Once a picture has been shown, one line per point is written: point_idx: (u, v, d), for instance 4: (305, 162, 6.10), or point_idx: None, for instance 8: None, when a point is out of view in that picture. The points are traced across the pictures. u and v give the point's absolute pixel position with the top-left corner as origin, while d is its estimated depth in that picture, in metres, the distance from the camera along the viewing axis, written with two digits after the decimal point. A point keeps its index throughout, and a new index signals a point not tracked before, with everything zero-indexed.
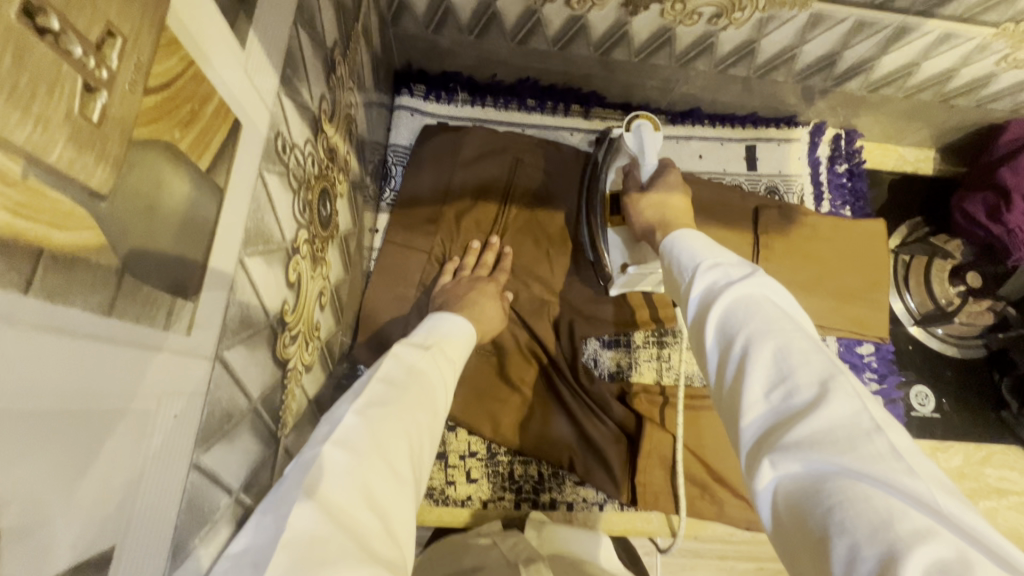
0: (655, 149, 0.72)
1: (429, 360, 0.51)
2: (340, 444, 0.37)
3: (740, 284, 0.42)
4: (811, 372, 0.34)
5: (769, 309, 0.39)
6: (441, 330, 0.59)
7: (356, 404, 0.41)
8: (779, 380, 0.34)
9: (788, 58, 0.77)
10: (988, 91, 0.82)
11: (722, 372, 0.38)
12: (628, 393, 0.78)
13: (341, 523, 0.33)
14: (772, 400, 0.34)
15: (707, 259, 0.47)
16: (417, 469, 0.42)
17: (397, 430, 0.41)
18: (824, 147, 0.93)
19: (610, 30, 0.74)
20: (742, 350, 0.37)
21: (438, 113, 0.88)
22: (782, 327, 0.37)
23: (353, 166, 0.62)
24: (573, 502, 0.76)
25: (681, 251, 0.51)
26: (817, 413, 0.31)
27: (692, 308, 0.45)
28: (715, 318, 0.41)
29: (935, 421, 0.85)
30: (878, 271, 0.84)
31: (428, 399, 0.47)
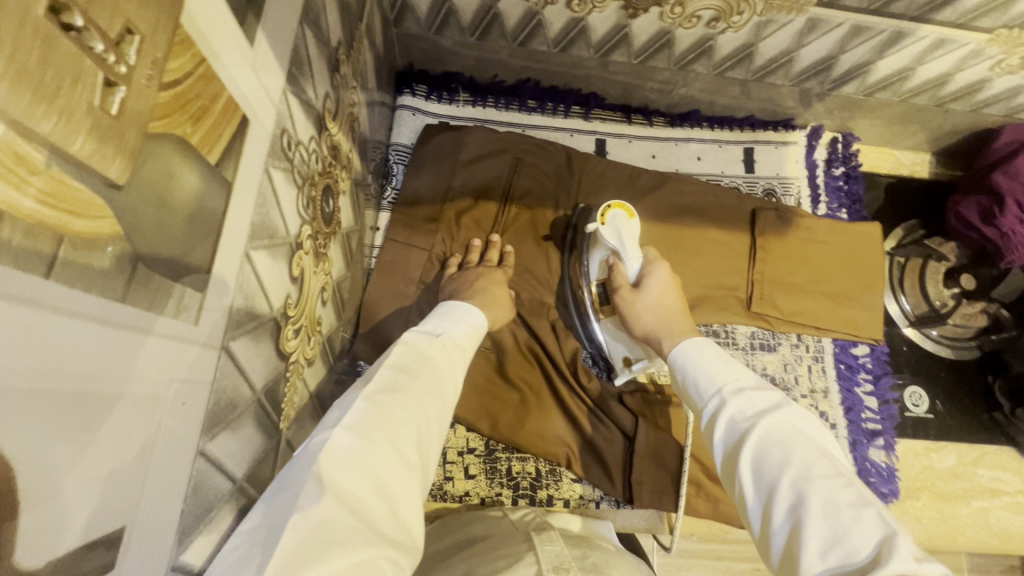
0: (633, 244, 0.69)
1: (440, 348, 0.51)
2: (348, 429, 0.38)
3: (767, 416, 0.44)
4: (861, 529, 0.35)
5: (803, 450, 0.41)
6: (452, 318, 0.59)
7: (366, 391, 0.42)
8: (832, 536, 0.35)
9: (785, 61, 0.78)
10: (982, 96, 0.83)
11: (769, 523, 0.39)
12: (627, 393, 0.78)
13: (348, 507, 0.35)
14: (829, 560, 0.34)
15: (729, 385, 0.49)
16: (427, 454, 0.43)
17: (406, 417, 0.41)
18: (821, 150, 0.94)
19: (610, 33, 0.75)
20: (789, 500, 0.39)
21: (440, 112, 0.88)
22: (823, 474, 0.39)
23: (355, 164, 0.63)
24: (570, 498, 0.76)
25: (696, 371, 0.53)
26: (873, 571, 0.32)
27: (722, 443, 0.46)
28: (749, 460, 0.43)
29: (929, 422, 0.86)
30: (873, 274, 0.85)
31: (438, 386, 0.47)
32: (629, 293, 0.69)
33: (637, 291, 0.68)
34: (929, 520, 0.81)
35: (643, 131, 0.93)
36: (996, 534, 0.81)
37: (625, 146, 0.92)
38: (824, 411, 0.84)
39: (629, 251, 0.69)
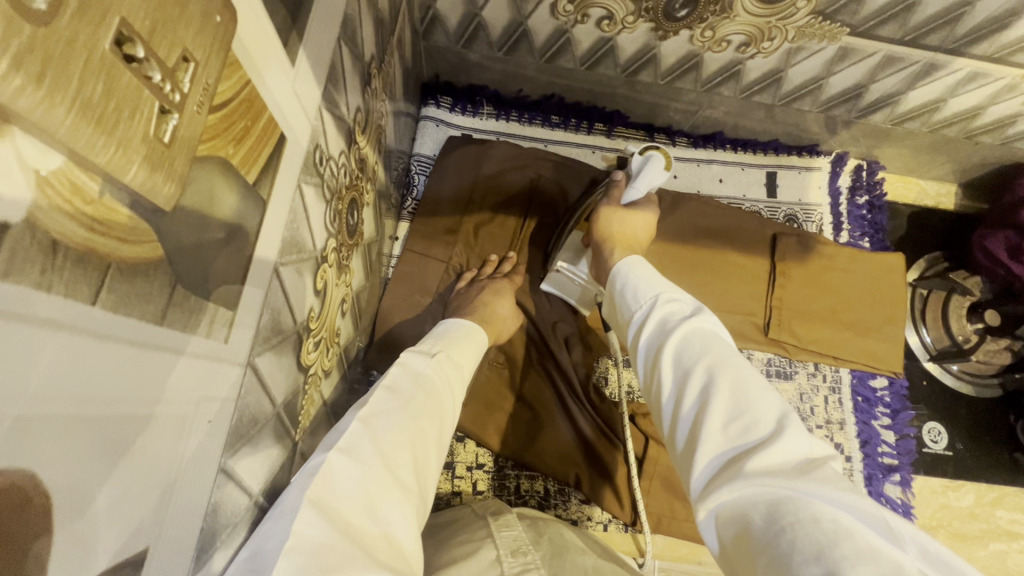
0: (645, 184, 0.68)
1: (437, 369, 0.52)
2: (344, 450, 0.38)
3: (692, 319, 0.46)
4: (764, 408, 0.38)
5: (721, 347, 0.43)
6: (456, 339, 0.59)
7: (361, 412, 0.42)
8: (734, 415, 0.38)
9: (814, 88, 0.77)
10: (1014, 130, 0.81)
11: (677, 412, 0.41)
12: (638, 414, 0.77)
13: (350, 536, 0.33)
14: (729, 435, 0.37)
15: (660, 291, 0.51)
16: (423, 478, 0.43)
17: (401, 438, 0.42)
18: (845, 177, 0.93)
19: (638, 53, 0.75)
20: (699, 383, 0.41)
21: (463, 125, 0.88)
22: (733, 362, 0.41)
23: (379, 175, 0.63)
24: (578, 519, 0.75)
25: (632, 281, 0.54)
26: (770, 448, 0.35)
27: (646, 337, 0.48)
28: (669, 354, 0.44)
29: (947, 459, 0.84)
30: (896, 305, 0.85)
31: (437, 412, 0.48)
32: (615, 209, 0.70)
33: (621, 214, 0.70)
34: None
35: (665, 151, 0.92)
36: None
37: None
38: (839, 443, 0.83)
39: (637, 185, 0.69)
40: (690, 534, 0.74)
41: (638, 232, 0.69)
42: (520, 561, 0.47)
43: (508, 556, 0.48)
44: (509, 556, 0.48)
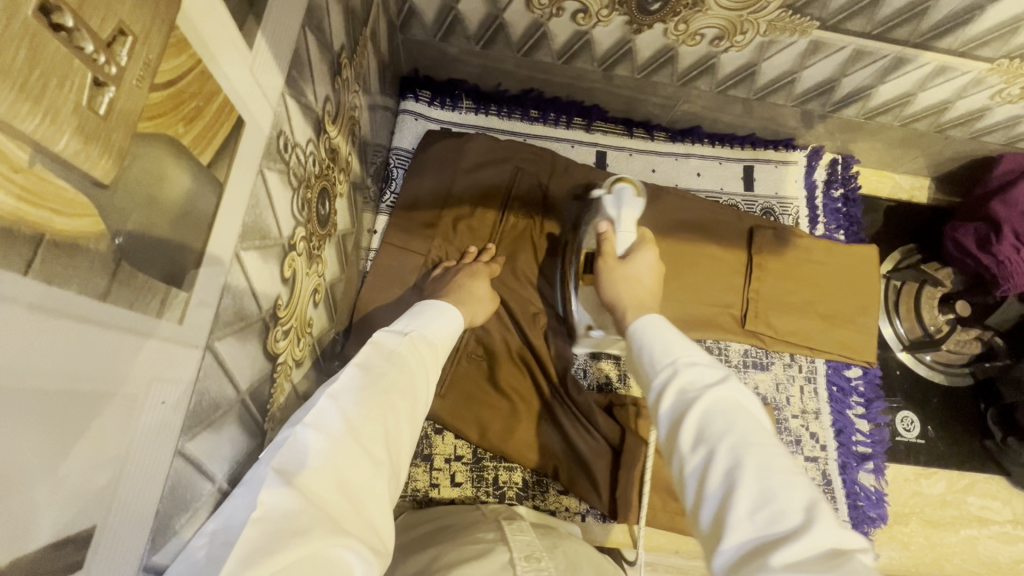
0: (626, 220, 0.71)
1: (411, 347, 0.52)
2: (312, 423, 0.38)
3: (714, 389, 0.45)
4: (795, 496, 0.37)
5: (745, 423, 0.42)
6: (434, 320, 0.59)
7: (330, 388, 0.41)
8: (762, 503, 0.36)
9: (787, 82, 0.78)
10: (982, 124, 0.83)
11: (701, 493, 0.40)
12: (616, 405, 0.78)
13: (316, 506, 0.34)
14: (757, 522, 0.36)
15: (682, 356, 0.50)
16: (397, 448, 0.43)
17: (375, 410, 0.42)
18: (821, 171, 0.95)
19: (614, 47, 0.76)
20: (725, 463, 0.40)
21: (442, 119, 0.88)
22: (757, 443, 0.40)
23: (354, 167, 0.63)
24: (556, 510, 0.76)
25: (650, 345, 0.53)
26: (800, 539, 0.34)
27: (668, 406, 0.46)
28: (691, 428, 0.43)
29: (919, 447, 0.86)
30: (868, 296, 0.86)
31: (411, 386, 0.47)
32: (613, 263, 0.68)
33: (622, 264, 0.68)
34: (918, 548, 0.81)
35: (644, 145, 0.92)
36: (982, 564, 0.82)
37: (625, 159, 0.92)
38: (814, 432, 0.84)
39: (622, 227, 0.71)
40: (667, 524, 0.75)
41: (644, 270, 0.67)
42: (533, 566, 0.48)
43: (522, 560, 0.49)
44: (522, 560, 0.49)
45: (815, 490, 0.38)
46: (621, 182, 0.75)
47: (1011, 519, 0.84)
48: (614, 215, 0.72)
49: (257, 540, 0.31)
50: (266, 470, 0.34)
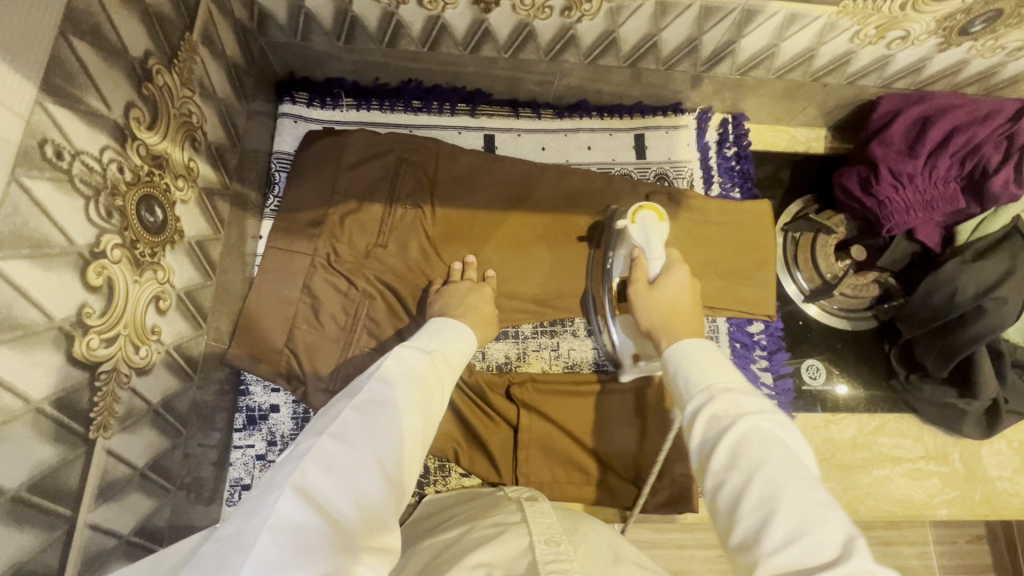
0: (661, 241, 0.74)
1: (432, 364, 0.58)
2: (337, 436, 0.45)
3: (749, 416, 0.49)
4: (830, 531, 0.40)
5: (780, 453, 0.46)
6: (442, 334, 0.64)
7: (354, 402, 0.49)
8: (797, 532, 0.40)
9: (650, 46, 0.79)
10: (853, 68, 0.84)
11: (737, 518, 0.44)
12: (515, 383, 0.78)
13: (323, 516, 0.40)
14: (793, 552, 0.39)
15: (717, 384, 0.54)
16: (410, 464, 0.49)
17: (390, 428, 0.48)
18: (712, 132, 0.95)
19: (471, 28, 0.76)
20: (758, 494, 0.44)
21: (323, 118, 0.88)
22: (792, 474, 0.44)
23: (203, 173, 0.63)
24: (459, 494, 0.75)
25: (685, 370, 0.57)
26: (837, 569, 0.37)
27: (706, 432, 0.50)
28: (724, 454, 0.47)
29: (827, 394, 0.87)
30: (763, 250, 0.87)
31: (427, 404, 0.54)
32: (645, 290, 0.71)
33: (651, 290, 0.70)
34: (831, 493, 0.82)
35: (532, 124, 0.93)
36: (896, 502, 0.83)
37: (514, 140, 0.92)
38: None
39: (654, 253, 0.74)
40: (571, 494, 0.76)
41: (673, 296, 0.69)
42: (553, 550, 0.49)
43: (542, 543, 0.50)
44: (541, 544, 0.50)
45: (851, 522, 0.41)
46: (643, 210, 0.75)
47: (923, 455, 0.85)
48: (646, 243, 0.74)
49: (276, 539, 0.37)
50: (288, 479, 0.41)
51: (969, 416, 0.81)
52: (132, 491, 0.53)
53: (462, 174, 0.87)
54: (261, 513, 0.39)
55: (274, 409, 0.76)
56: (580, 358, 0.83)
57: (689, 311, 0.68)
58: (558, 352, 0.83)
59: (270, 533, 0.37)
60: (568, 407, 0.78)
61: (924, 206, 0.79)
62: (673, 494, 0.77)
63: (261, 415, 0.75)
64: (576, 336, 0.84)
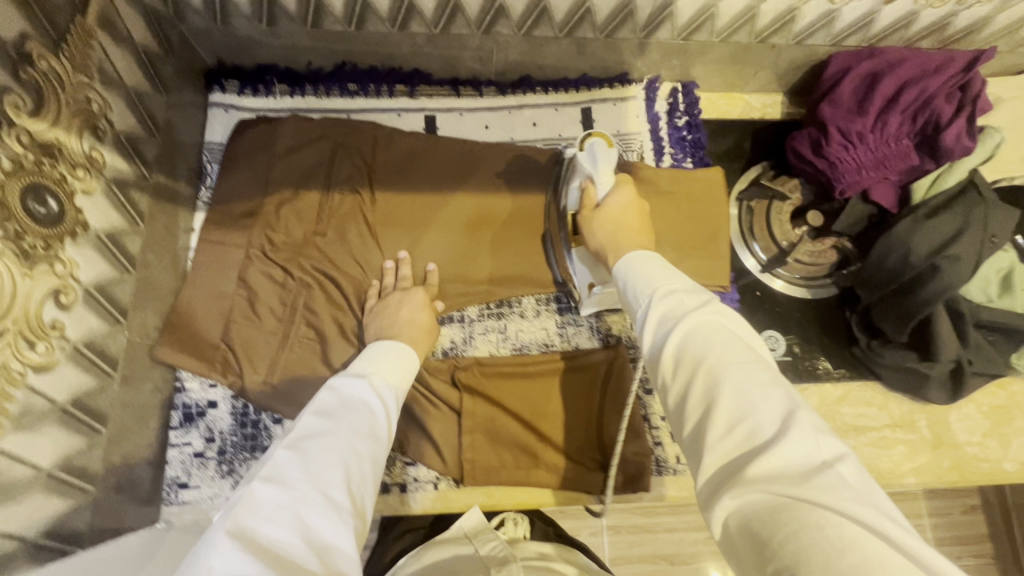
0: (608, 165, 0.69)
1: (369, 389, 0.56)
2: (270, 478, 0.42)
3: (692, 315, 0.46)
4: (775, 414, 0.39)
5: (724, 342, 0.44)
6: (383, 359, 0.62)
7: (287, 442, 0.47)
8: (739, 417, 0.39)
9: (584, 13, 0.76)
10: (799, 27, 0.80)
11: (684, 409, 0.43)
12: (459, 368, 0.76)
13: (264, 558, 0.36)
14: (737, 438, 0.39)
15: (662, 287, 0.51)
16: (361, 493, 0.46)
17: (330, 454, 0.46)
18: (662, 102, 0.92)
19: (395, 3, 0.73)
20: (702, 387, 0.42)
21: (256, 107, 0.85)
22: (737, 360, 0.42)
23: (110, 163, 0.61)
24: (405, 482, 0.73)
25: (634, 282, 0.54)
26: (777, 452, 0.37)
27: (652, 338, 0.48)
28: (670, 357, 0.45)
29: (785, 365, 0.84)
30: (715, 221, 0.84)
31: (370, 427, 0.51)
32: (591, 214, 0.68)
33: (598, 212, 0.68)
34: None
35: (473, 102, 0.89)
36: None
37: (456, 120, 0.89)
38: None
39: (602, 179, 0.69)
40: (521, 479, 0.73)
41: (621, 217, 0.66)
42: None
43: None
44: None
45: (796, 393, 0.41)
46: (592, 136, 0.69)
47: (889, 423, 0.83)
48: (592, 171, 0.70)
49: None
50: (217, 532, 0.37)
51: (931, 381, 0.78)
52: (36, 492, 0.51)
53: (402, 156, 0.84)
54: (191, 573, 0.35)
55: (213, 405, 0.74)
56: (529, 338, 0.80)
57: (636, 230, 0.65)
58: (506, 333, 0.80)
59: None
60: (515, 389, 0.76)
61: (876, 164, 0.77)
62: (627, 475, 0.74)
63: (199, 411, 0.74)
64: (523, 317, 0.81)
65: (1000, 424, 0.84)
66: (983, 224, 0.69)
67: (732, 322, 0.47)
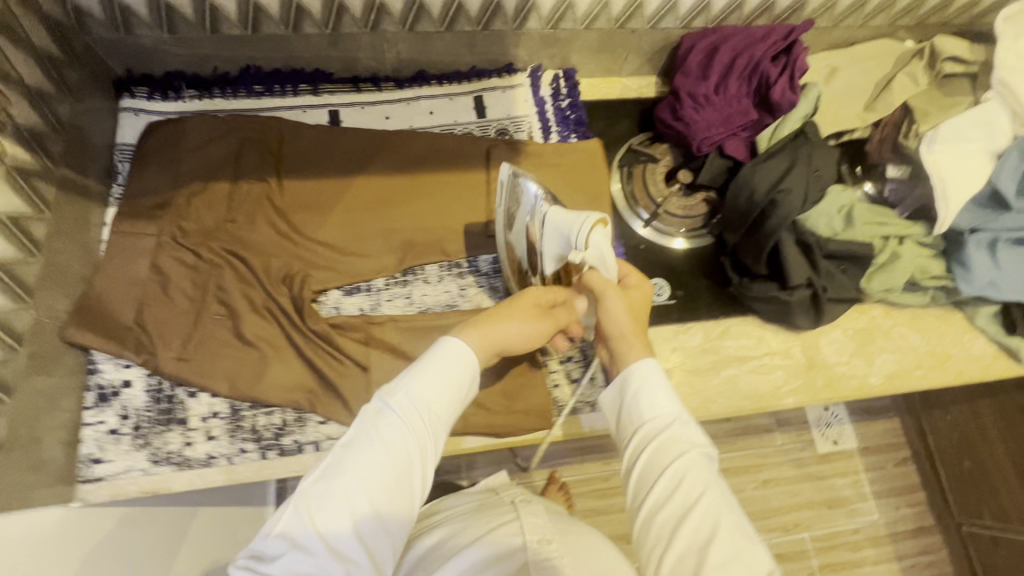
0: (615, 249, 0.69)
1: (399, 417, 0.52)
2: (283, 526, 0.48)
3: (693, 452, 0.55)
4: (755, 562, 0.49)
5: (714, 488, 0.53)
6: (436, 368, 0.56)
7: (303, 484, 0.50)
8: (724, 562, 0.48)
9: (457, 7, 0.86)
10: (649, 11, 0.92)
11: (674, 541, 0.51)
12: (374, 324, 0.81)
13: None
14: None
15: (666, 415, 0.59)
16: (380, 531, 0.49)
17: (336, 506, 0.49)
18: (546, 88, 1.02)
19: (284, 6, 0.82)
20: (697, 522, 0.51)
21: (166, 110, 0.91)
22: (724, 509, 0.52)
23: (12, 153, 0.66)
24: (318, 441, 0.76)
25: (642, 393, 0.60)
26: None
27: (651, 459, 0.56)
28: (666, 485, 0.54)
29: (671, 307, 0.93)
30: (596, 184, 0.94)
31: (390, 466, 0.51)
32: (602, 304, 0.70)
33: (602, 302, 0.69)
34: (682, 397, 0.87)
35: (373, 96, 0.97)
36: (745, 397, 0.88)
37: (358, 112, 0.97)
38: None
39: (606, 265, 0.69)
40: None
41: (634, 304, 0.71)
42: (546, 548, 0.57)
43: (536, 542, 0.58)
44: (536, 542, 0.58)
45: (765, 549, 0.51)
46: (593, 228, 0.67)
47: (767, 352, 0.91)
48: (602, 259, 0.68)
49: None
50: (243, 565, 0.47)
51: (794, 306, 0.87)
52: None
53: (308, 145, 0.92)
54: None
55: (127, 384, 0.77)
56: (434, 299, 0.86)
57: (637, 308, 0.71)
58: (411, 298, 0.86)
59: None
60: (421, 345, 0.81)
61: (723, 122, 0.88)
62: (529, 413, 0.80)
63: (114, 391, 0.76)
64: (428, 282, 0.87)
65: (864, 345, 0.94)
66: (807, 159, 0.81)
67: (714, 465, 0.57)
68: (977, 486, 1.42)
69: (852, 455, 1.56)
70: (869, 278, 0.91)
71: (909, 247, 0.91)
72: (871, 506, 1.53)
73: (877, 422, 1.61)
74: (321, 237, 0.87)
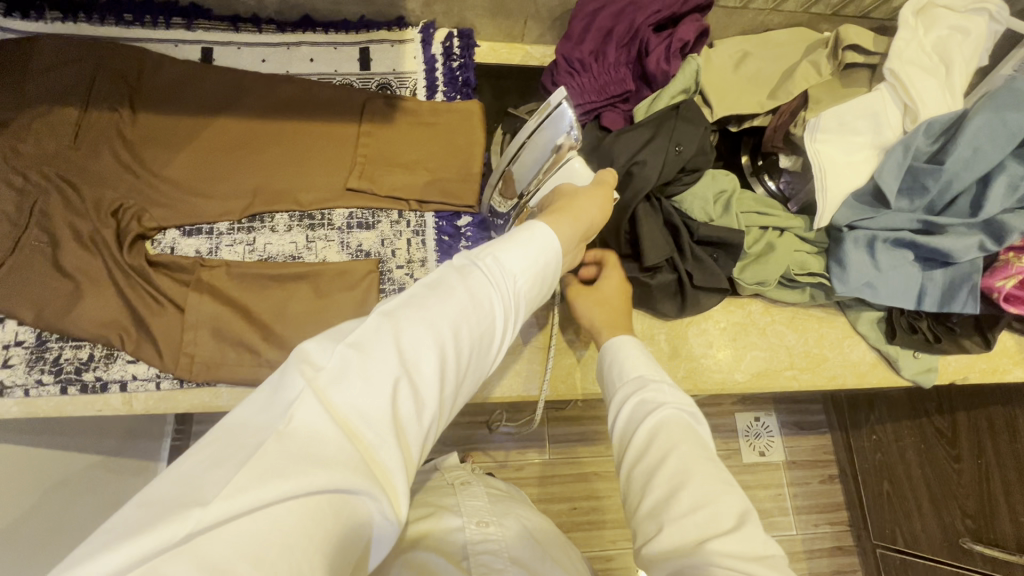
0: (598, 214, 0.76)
1: (492, 273, 0.50)
2: (356, 342, 0.42)
3: (672, 406, 0.57)
4: (731, 502, 0.49)
5: (692, 437, 0.54)
6: (531, 245, 0.54)
7: (385, 309, 0.45)
8: (701, 502, 0.48)
9: None
10: None
11: (651, 483, 0.52)
12: (202, 265, 0.78)
13: (339, 424, 0.38)
14: (699, 518, 0.47)
15: (647, 376, 0.61)
16: (452, 381, 0.45)
17: (424, 338, 0.44)
18: (438, 46, 0.98)
19: None
20: (671, 468, 0.51)
21: (26, 29, 0.87)
22: (703, 455, 0.52)
23: None
24: (124, 380, 0.74)
25: (623, 361, 0.64)
26: (735, 533, 0.46)
27: (632, 414, 0.58)
28: (644, 436, 0.55)
29: None
30: (469, 147, 0.90)
31: (476, 316, 0.48)
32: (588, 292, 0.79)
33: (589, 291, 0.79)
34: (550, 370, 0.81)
35: (252, 38, 0.93)
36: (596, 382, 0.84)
37: (233, 53, 0.93)
38: (419, 279, 0.85)
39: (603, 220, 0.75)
40: (240, 376, 0.75)
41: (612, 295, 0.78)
42: (483, 530, 0.61)
43: (475, 526, 0.62)
44: (474, 526, 0.62)
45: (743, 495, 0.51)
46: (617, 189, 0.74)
47: None
48: None
49: (290, 442, 0.36)
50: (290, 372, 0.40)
51: (655, 289, 0.84)
52: None
53: (168, 77, 0.87)
54: (283, 402, 0.38)
55: None
56: (279, 249, 0.83)
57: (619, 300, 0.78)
58: (254, 245, 0.83)
59: (289, 432, 0.36)
60: (250, 292, 0.78)
61: (600, 91, 0.85)
62: None
63: None
64: (275, 232, 0.84)
65: (735, 340, 0.90)
66: (669, 134, 0.79)
67: (697, 422, 0.58)
68: (893, 511, 1.31)
69: (777, 468, 1.44)
70: (742, 269, 0.87)
71: (785, 241, 0.87)
72: (790, 521, 1.41)
73: (809, 437, 1.48)
74: (168, 173, 0.83)
